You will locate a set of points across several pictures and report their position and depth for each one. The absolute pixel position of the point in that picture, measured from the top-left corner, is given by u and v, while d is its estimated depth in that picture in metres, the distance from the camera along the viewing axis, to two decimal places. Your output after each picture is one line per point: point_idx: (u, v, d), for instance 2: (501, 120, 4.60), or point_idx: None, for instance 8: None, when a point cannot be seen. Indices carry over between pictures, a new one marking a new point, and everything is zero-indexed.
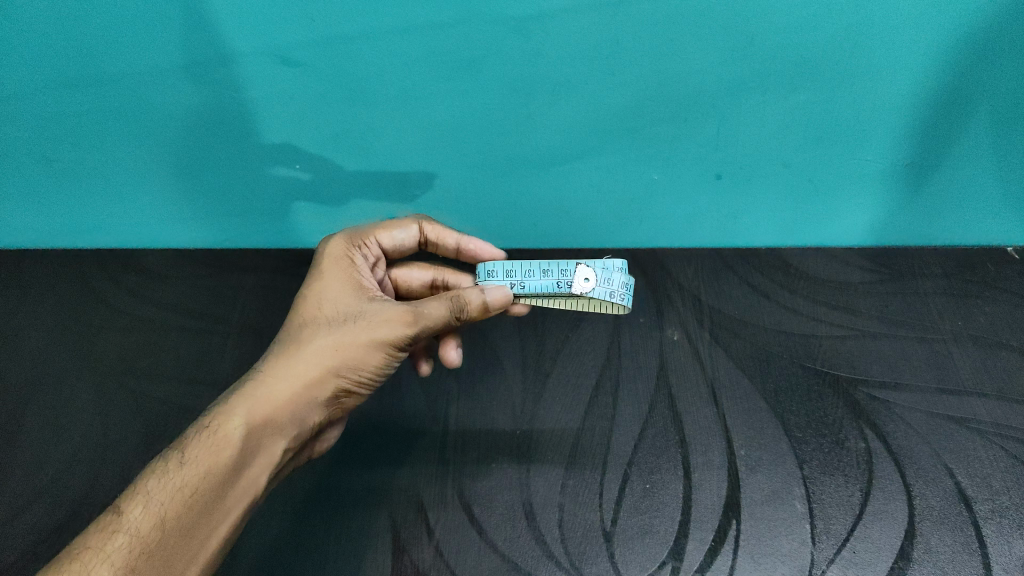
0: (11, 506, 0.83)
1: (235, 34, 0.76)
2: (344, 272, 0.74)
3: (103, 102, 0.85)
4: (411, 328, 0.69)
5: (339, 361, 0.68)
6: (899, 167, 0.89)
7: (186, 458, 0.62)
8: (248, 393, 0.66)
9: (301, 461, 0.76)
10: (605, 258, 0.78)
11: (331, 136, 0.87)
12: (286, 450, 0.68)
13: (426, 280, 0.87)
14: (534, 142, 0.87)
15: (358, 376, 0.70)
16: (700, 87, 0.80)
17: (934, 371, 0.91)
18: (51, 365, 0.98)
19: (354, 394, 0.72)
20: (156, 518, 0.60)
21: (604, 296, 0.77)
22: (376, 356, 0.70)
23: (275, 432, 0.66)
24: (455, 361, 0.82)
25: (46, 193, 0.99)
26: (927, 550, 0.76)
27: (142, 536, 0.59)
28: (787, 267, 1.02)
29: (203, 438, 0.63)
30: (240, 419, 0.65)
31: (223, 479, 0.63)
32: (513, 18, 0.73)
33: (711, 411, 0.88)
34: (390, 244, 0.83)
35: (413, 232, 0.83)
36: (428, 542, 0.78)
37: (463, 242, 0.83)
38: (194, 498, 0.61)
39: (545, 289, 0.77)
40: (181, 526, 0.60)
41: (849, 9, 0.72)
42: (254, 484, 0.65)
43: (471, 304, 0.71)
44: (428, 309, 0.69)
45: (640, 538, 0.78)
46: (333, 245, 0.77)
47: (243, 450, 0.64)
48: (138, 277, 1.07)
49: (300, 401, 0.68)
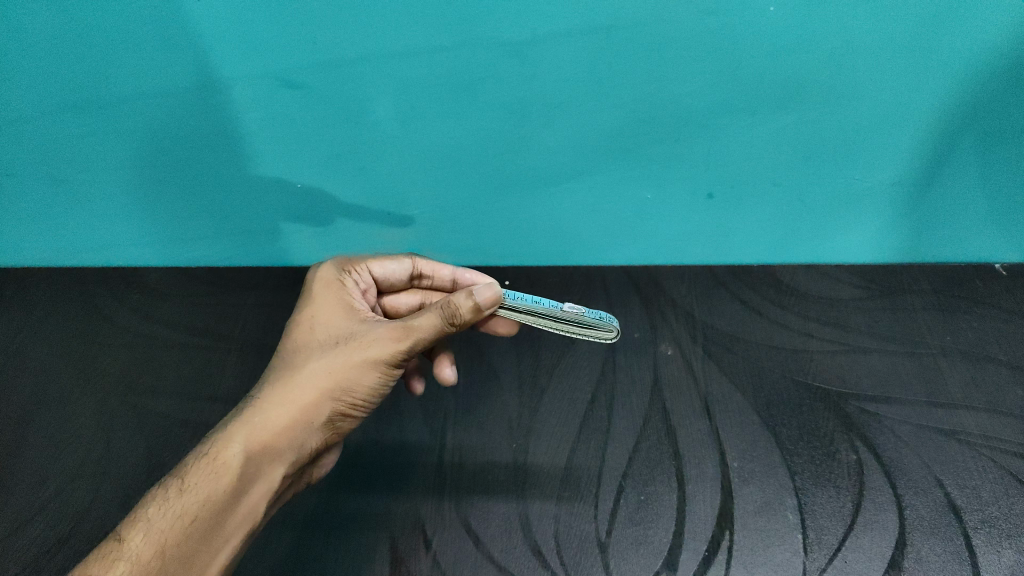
0: (14, 519, 0.84)
1: (237, 58, 0.77)
2: (335, 295, 0.76)
3: (104, 124, 0.87)
4: (402, 345, 0.70)
5: (334, 383, 0.70)
6: (887, 187, 0.90)
7: (185, 485, 0.63)
8: (246, 419, 0.67)
9: (300, 486, 0.77)
10: None
11: (329, 156, 0.88)
12: (285, 476, 0.69)
13: (414, 305, 0.88)
14: (530, 164, 0.88)
15: (353, 398, 0.71)
16: (691, 106, 0.81)
17: (924, 384, 0.92)
18: (54, 381, 0.99)
19: (350, 415, 0.73)
20: (158, 546, 0.61)
21: (596, 318, 0.76)
22: (370, 375, 0.71)
23: (274, 458, 0.67)
24: (450, 379, 0.82)
25: (48, 212, 1.00)
26: (918, 560, 0.77)
27: (144, 563, 0.60)
28: (778, 284, 1.04)
29: (202, 465, 0.64)
30: (238, 445, 0.66)
31: (223, 505, 0.64)
32: (509, 42, 0.74)
33: (704, 425, 0.89)
34: (382, 274, 0.83)
35: (406, 265, 0.84)
36: (425, 554, 0.79)
37: (458, 273, 0.86)
38: (194, 525, 0.62)
39: (523, 301, 0.76)
40: (182, 553, 0.61)
41: (839, 31, 0.73)
42: (254, 512, 0.66)
43: (463, 312, 0.70)
44: (417, 322, 0.71)
45: (634, 548, 0.79)
46: (323, 270, 0.79)
47: (242, 476, 0.65)
48: (140, 293, 1.09)
49: (298, 426, 0.69)
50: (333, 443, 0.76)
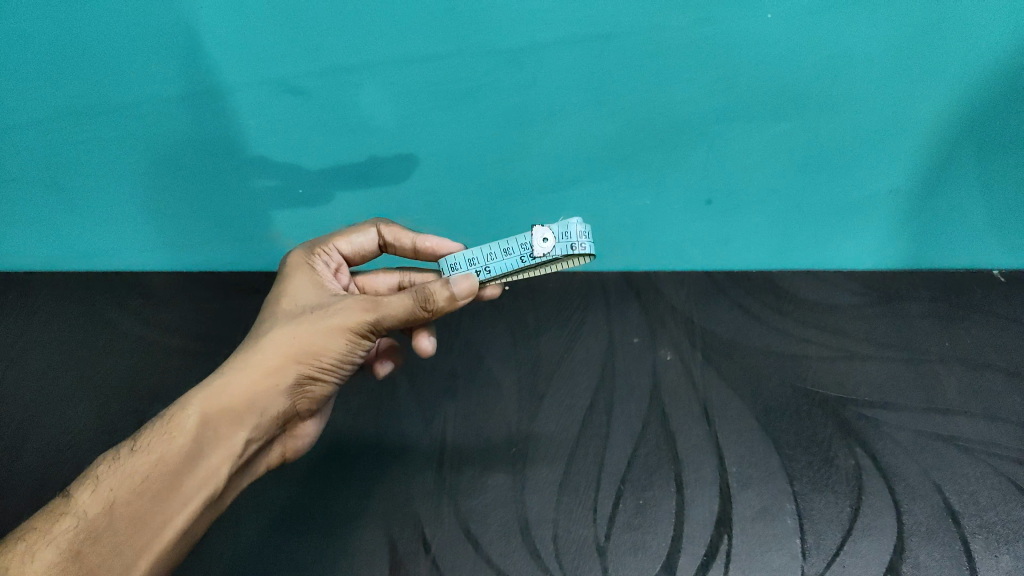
0: (15, 521, 0.85)
1: (240, 65, 0.78)
2: (305, 274, 0.76)
3: (106, 129, 0.87)
4: (370, 315, 0.70)
5: (301, 352, 0.70)
6: (885, 194, 0.90)
7: (138, 445, 0.65)
8: (205, 384, 0.68)
9: (272, 459, 0.78)
10: (561, 218, 0.75)
11: (331, 163, 0.89)
12: (246, 443, 0.69)
13: (392, 284, 0.85)
14: (530, 171, 0.89)
15: (319, 363, 0.70)
16: (692, 115, 0.81)
17: (922, 390, 0.93)
18: (55, 384, 1.00)
19: (319, 384, 0.73)
20: (105, 501, 0.62)
21: (566, 251, 0.73)
22: (337, 342, 0.70)
23: (234, 423, 0.68)
24: (428, 350, 0.81)
25: (50, 216, 1.01)
26: (916, 565, 0.77)
27: (91, 519, 0.61)
28: (777, 290, 1.04)
29: (157, 428, 0.65)
30: (194, 408, 0.66)
31: (177, 468, 0.64)
32: (508, 49, 0.75)
33: (703, 430, 0.90)
34: (350, 249, 0.82)
35: (372, 235, 0.83)
36: (425, 557, 0.80)
37: (419, 240, 0.82)
38: (145, 484, 0.63)
39: (512, 267, 0.75)
40: (131, 512, 0.62)
41: (834, 40, 0.74)
42: (213, 476, 0.66)
43: (438, 299, 0.70)
44: (387, 299, 0.70)
45: (633, 553, 0.79)
46: (295, 254, 0.78)
47: (199, 439, 0.65)
48: (141, 297, 1.09)
49: (262, 393, 0.69)
50: (304, 415, 0.77)
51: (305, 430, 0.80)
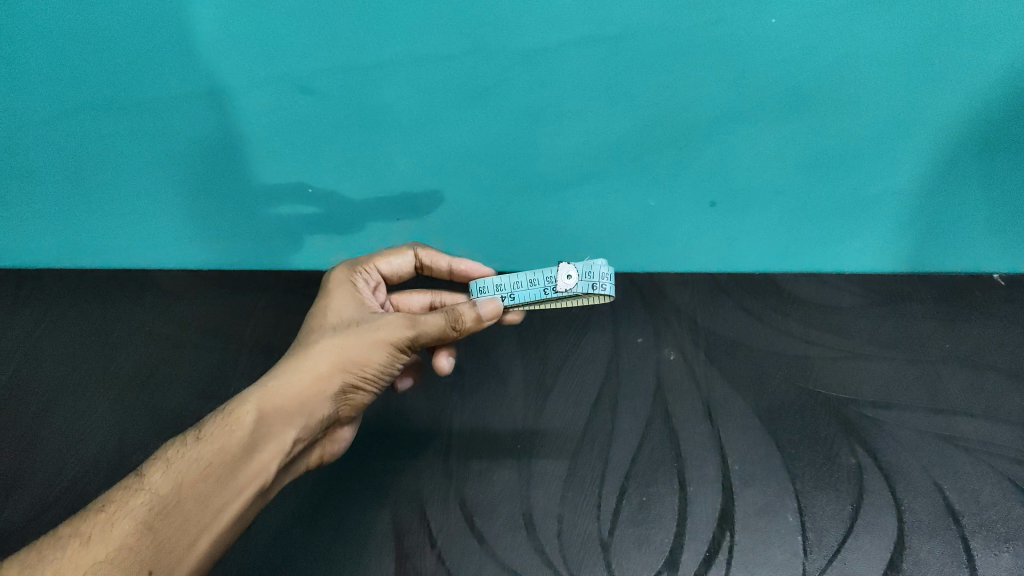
0: (31, 508, 0.88)
1: (259, 66, 0.79)
2: (349, 291, 0.80)
3: (124, 127, 0.89)
4: (409, 331, 0.75)
5: (347, 361, 0.73)
6: (888, 197, 0.91)
7: (203, 434, 0.68)
8: (260, 384, 0.71)
9: (311, 461, 0.80)
10: (585, 258, 0.82)
11: (342, 162, 0.90)
12: (296, 441, 0.72)
13: (424, 304, 0.90)
14: (538, 170, 0.90)
15: (363, 373, 0.74)
16: (701, 116, 0.82)
17: (924, 390, 0.94)
18: (70, 377, 1.02)
19: (360, 393, 0.76)
20: (175, 481, 0.65)
21: (588, 289, 0.80)
22: (379, 355, 0.74)
23: (286, 422, 0.71)
24: (446, 369, 0.85)
25: (68, 212, 1.02)
26: (916, 562, 0.79)
27: (163, 496, 0.64)
28: (780, 292, 1.05)
29: (219, 419, 0.69)
30: (253, 404, 0.70)
31: (236, 457, 0.68)
32: (520, 51, 0.76)
33: (706, 429, 0.91)
34: (388, 270, 0.87)
35: (409, 258, 0.87)
36: (431, 551, 0.82)
37: (455, 263, 0.87)
38: (210, 469, 0.66)
39: (534, 297, 0.81)
40: (197, 493, 0.65)
41: (844, 42, 0.74)
42: (265, 469, 0.69)
43: (465, 319, 0.76)
44: (425, 318, 0.75)
45: (637, 547, 0.81)
46: (337, 270, 0.82)
47: (255, 433, 0.69)
48: (153, 293, 1.11)
49: (311, 397, 0.72)
50: (343, 421, 0.80)
51: (343, 436, 0.82)
